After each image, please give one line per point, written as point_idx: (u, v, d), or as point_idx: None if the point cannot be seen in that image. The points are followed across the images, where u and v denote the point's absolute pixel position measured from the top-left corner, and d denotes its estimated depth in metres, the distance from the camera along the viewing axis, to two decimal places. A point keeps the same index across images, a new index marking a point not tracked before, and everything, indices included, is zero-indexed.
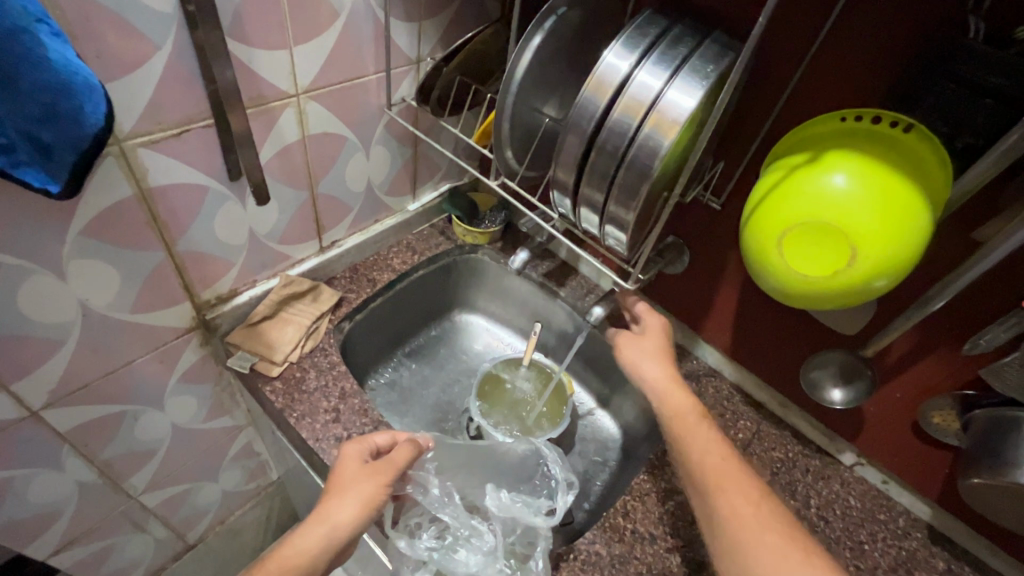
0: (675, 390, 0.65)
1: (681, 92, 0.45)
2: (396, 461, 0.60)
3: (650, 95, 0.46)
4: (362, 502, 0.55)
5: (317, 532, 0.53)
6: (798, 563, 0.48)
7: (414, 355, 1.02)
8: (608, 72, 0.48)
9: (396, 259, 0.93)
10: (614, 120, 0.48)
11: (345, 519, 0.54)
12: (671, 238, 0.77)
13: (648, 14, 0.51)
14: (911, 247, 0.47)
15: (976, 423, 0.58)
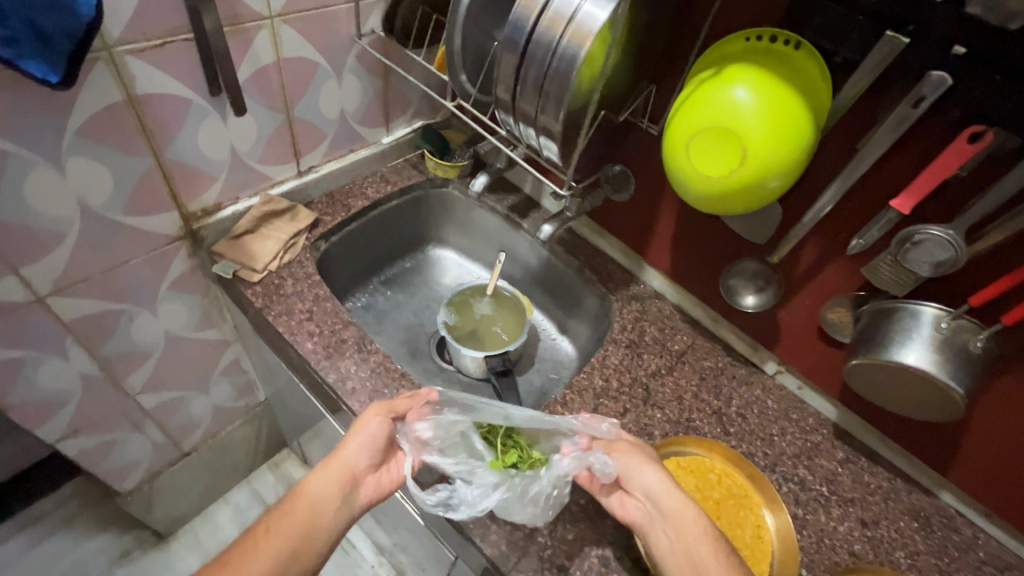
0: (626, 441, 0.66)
1: (595, 6, 0.52)
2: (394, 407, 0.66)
3: (569, 9, 0.53)
4: (367, 443, 0.64)
5: (325, 471, 0.62)
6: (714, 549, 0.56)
7: (390, 283, 1.10)
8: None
9: (370, 188, 1.00)
10: (539, 32, 0.55)
11: (350, 456, 0.63)
12: (619, 167, 0.85)
13: None
14: (794, 150, 0.55)
15: (861, 317, 0.67)
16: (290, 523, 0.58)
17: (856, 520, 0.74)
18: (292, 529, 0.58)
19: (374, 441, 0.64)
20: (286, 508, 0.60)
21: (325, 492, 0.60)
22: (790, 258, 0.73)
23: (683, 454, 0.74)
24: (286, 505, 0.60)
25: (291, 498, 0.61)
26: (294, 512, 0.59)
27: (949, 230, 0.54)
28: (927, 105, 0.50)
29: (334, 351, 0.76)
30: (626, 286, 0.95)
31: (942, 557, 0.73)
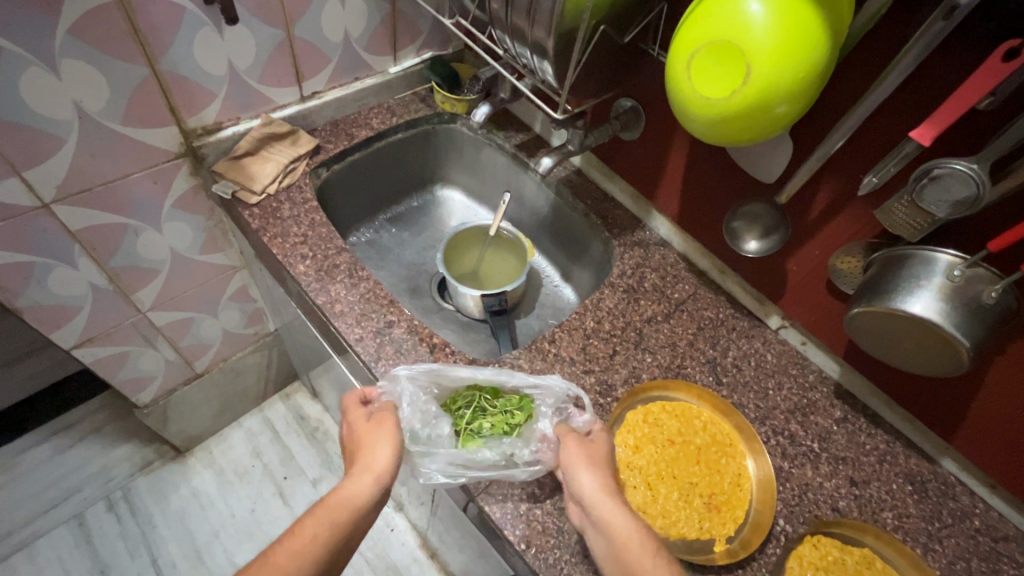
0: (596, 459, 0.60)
1: None
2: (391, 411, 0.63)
3: None
4: (393, 450, 0.60)
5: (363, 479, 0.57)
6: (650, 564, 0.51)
7: (394, 220, 1.09)
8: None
9: (375, 119, 0.98)
10: None
11: (385, 466, 0.58)
12: (628, 101, 0.81)
13: None
14: (805, 68, 0.50)
15: (871, 266, 0.62)
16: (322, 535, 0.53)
17: (845, 479, 0.72)
18: (327, 536, 0.53)
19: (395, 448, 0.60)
20: (320, 517, 0.53)
21: (359, 504, 0.55)
22: (800, 205, 0.68)
23: (668, 399, 0.73)
24: (319, 511, 0.54)
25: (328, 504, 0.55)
26: (331, 521, 0.53)
27: (973, 164, 0.49)
28: (961, 17, 0.44)
29: (326, 274, 0.77)
30: (631, 232, 0.92)
31: (934, 522, 0.70)
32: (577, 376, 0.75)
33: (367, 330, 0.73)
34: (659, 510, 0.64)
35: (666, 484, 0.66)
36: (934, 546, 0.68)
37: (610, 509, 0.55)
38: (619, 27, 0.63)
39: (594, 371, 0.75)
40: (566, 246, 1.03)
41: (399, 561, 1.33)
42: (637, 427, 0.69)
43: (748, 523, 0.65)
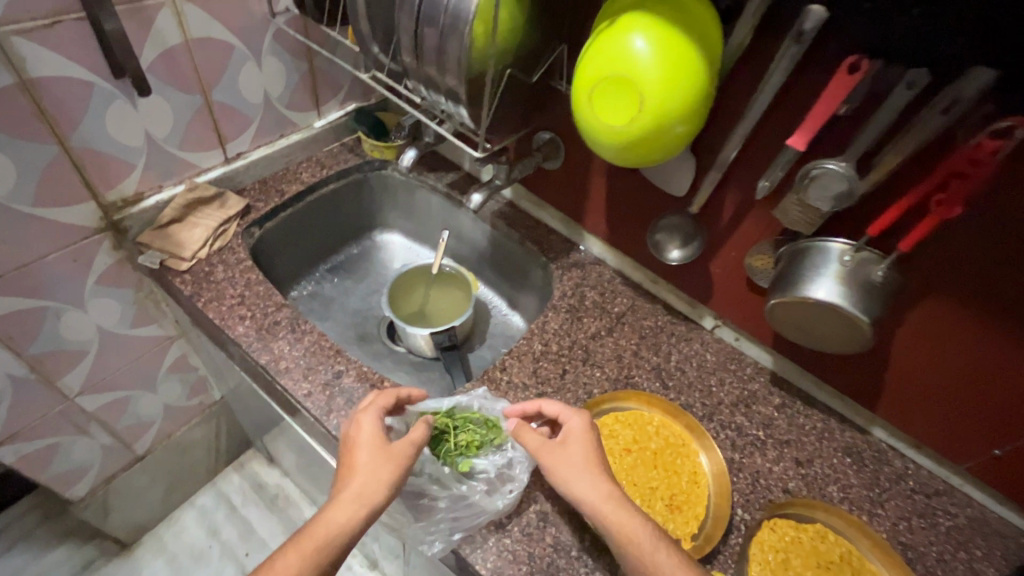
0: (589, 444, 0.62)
1: None
2: (416, 436, 0.61)
3: None
4: (387, 481, 0.57)
5: (350, 508, 0.54)
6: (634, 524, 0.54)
7: (337, 270, 1.09)
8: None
9: (305, 173, 0.99)
10: None
11: (375, 494, 0.56)
12: (547, 134, 0.86)
13: None
14: (690, 92, 0.56)
15: (779, 259, 0.68)
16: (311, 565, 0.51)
17: (791, 460, 0.76)
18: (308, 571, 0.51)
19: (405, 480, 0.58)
20: (305, 552, 0.51)
21: (345, 532, 0.53)
22: (711, 214, 0.74)
23: (621, 409, 0.76)
24: (303, 546, 0.52)
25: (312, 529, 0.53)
26: (315, 552, 0.52)
27: (844, 163, 0.55)
28: (810, 38, 0.51)
29: (267, 333, 0.76)
30: (567, 255, 0.96)
31: (874, 489, 0.75)
32: (532, 400, 0.76)
33: (316, 383, 0.72)
34: None
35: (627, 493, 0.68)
36: (877, 511, 0.73)
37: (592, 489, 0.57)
38: (525, 69, 0.67)
39: (548, 392, 0.77)
40: (509, 275, 1.06)
41: None
42: None
43: (709, 519, 0.68)
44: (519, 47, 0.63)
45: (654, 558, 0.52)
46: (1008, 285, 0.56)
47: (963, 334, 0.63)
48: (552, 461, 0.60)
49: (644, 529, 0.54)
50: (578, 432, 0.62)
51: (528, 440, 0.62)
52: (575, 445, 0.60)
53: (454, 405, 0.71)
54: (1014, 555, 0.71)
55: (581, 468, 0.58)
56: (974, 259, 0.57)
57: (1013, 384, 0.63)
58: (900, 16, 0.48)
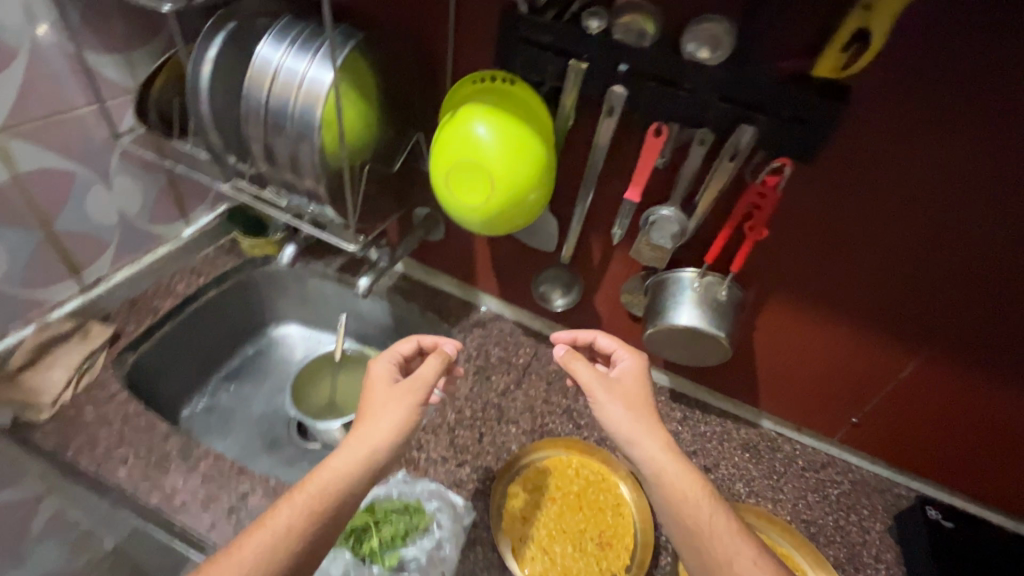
0: (638, 379, 0.65)
1: (316, 73, 0.59)
2: (426, 373, 0.63)
3: (295, 80, 0.60)
4: (396, 424, 0.59)
5: (353, 456, 0.56)
6: (688, 476, 0.57)
7: (232, 377, 1.03)
8: (262, 63, 0.61)
9: (180, 284, 0.95)
10: (274, 105, 0.61)
11: (381, 443, 0.58)
12: (424, 209, 0.89)
13: (290, 18, 0.63)
14: (534, 166, 0.63)
15: (647, 292, 0.76)
16: (310, 518, 0.52)
17: (700, 468, 0.83)
18: (308, 530, 0.51)
19: (413, 420, 0.60)
20: (297, 503, 0.52)
21: (345, 484, 0.54)
22: (583, 261, 0.81)
23: (540, 459, 0.79)
24: (298, 497, 0.53)
25: (311, 481, 0.54)
26: (310, 509, 0.52)
27: (673, 208, 0.65)
28: (620, 111, 0.61)
29: (154, 470, 0.70)
30: (466, 317, 0.99)
31: (772, 476, 0.84)
32: (453, 472, 0.77)
33: (219, 512, 0.67)
34: (559, 569, 0.68)
35: (559, 541, 0.70)
36: (778, 497, 0.82)
37: (644, 432, 0.60)
38: (384, 159, 0.71)
39: (468, 459, 0.78)
40: None
41: None
42: (519, 500, 0.73)
43: (639, 544, 0.71)
44: (373, 143, 0.67)
45: (701, 511, 0.55)
46: (849, 288, 0.67)
47: (799, 330, 0.74)
48: (605, 392, 0.62)
49: (698, 482, 0.57)
50: (630, 371, 0.65)
51: (579, 368, 0.64)
52: (628, 381, 0.64)
53: (373, 500, 0.70)
54: (892, 505, 0.82)
55: (632, 405, 0.62)
56: (815, 271, 0.67)
57: (845, 362, 0.75)
58: (676, 92, 0.57)
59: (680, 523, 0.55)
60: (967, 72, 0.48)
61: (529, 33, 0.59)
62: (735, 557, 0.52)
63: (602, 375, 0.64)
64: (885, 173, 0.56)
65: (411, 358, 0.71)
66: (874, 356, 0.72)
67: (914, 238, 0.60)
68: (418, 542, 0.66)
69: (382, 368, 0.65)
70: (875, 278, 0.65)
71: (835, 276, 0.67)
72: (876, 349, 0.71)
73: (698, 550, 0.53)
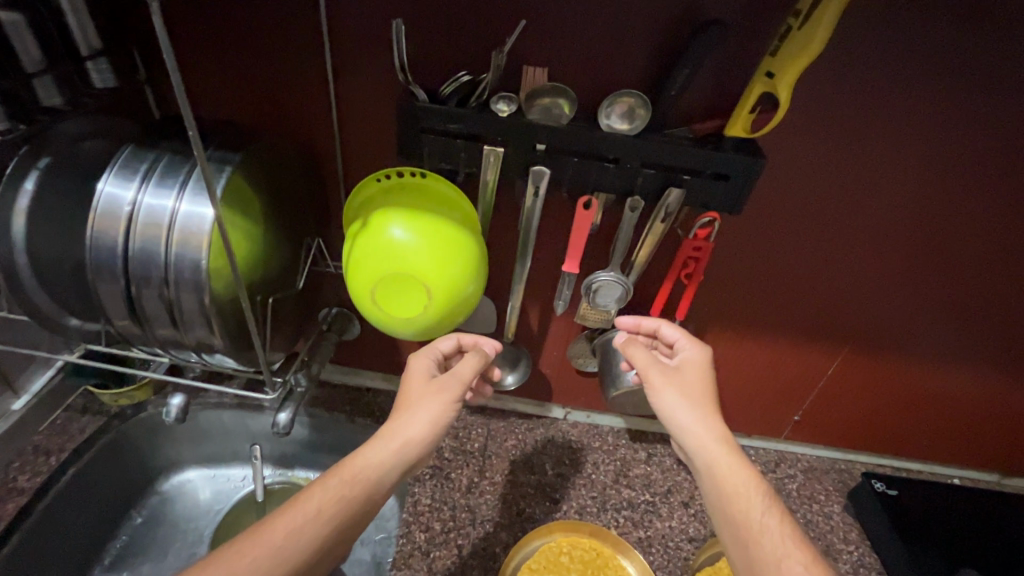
0: (703, 371, 0.61)
1: (191, 210, 0.48)
2: (466, 371, 0.61)
3: (162, 222, 0.48)
4: (433, 423, 0.58)
5: (386, 448, 0.55)
6: (744, 472, 0.53)
7: (120, 564, 0.81)
8: (110, 204, 0.49)
9: (24, 475, 0.75)
10: (137, 254, 0.49)
11: (416, 435, 0.57)
12: (336, 308, 0.79)
13: (133, 147, 0.51)
14: (470, 261, 0.57)
15: (596, 352, 0.77)
16: (340, 509, 0.51)
17: (680, 505, 0.83)
18: (334, 522, 0.50)
19: (447, 419, 0.59)
20: (331, 486, 0.51)
21: (378, 475, 0.54)
22: (524, 331, 0.78)
23: (530, 553, 0.73)
24: (330, 482, 0.52)
25: (345, 466, 0.53)
26: (342, 498, 0.51)
27: (613, 271, 0.64)
28: (545, 189, 0.57)
29: None
30: None
31: None
32: None
33: None
34: None
35: None
36: None
37: (700, 421, 0.56)
38: (284, 280, 0.61)
39: None
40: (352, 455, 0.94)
41: None
42: None
43: None
44: (271, 269, 0.57)
45: (751, 502, 0.52)
46: (786, 309, 0.71)
47: (742, 355, 0.78)
48: (662, 379, 0.59)
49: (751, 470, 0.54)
50: (692, 362, 0.61)
51: (636, 352, 0.61)
52: (690, 371, 0.60)
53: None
54: (842, 482, 0.89)
55: (691, 398, 0.58)
56: (753, 300, 0.70)
57: (784, 374, 0.80)
58: (603, 162, 0.55)
59: (726, 517, 0.51)
60: (842, 114, 0.54)
61: (436, 123, 0.53)
62: (785, 556, 0.48)
63: (660, 362, 0.62)
64: (804, 205, 0.61)
65: (450, 357, 0.68)
66: (807, 363, 0.78)
67: (835, 255, 0.65)
68: None
69: (422, 360, 0.64)
70: (806, 295, 0.69)
71: (772, 301, 0.70)
72: (808, 357, 0.77)
73: (742, 544, 0.49)
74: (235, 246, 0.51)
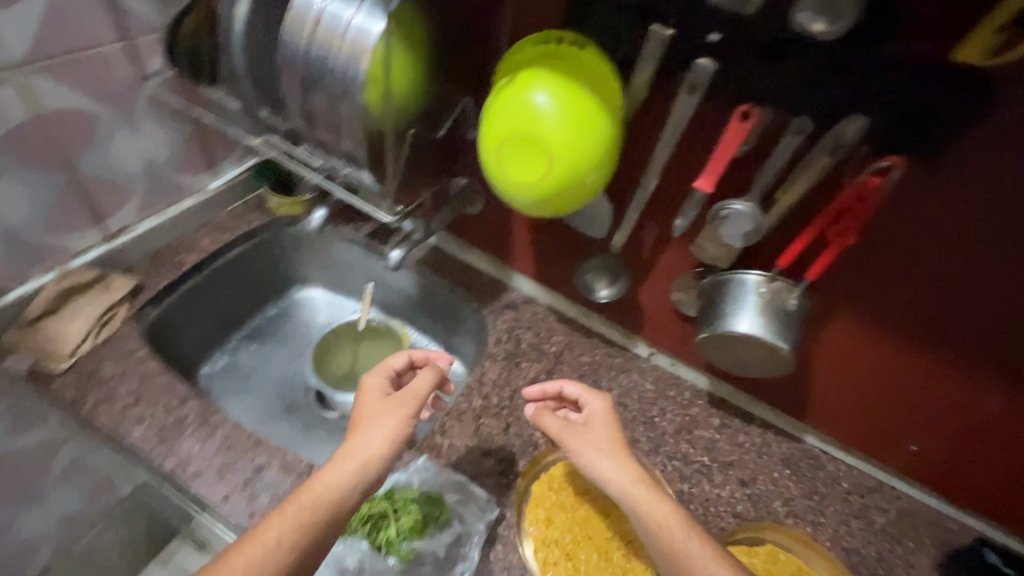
0: (619, 434, 0.62)
1: (365, 21, 0.53)
2: (421, 386, 0.63)
3: (341, 27, 0.54)
4: (393, 435, 0.59)
5: (345, 467, 0.56)
6: (696, 543, 0.54)
7: (253, 336, 1.00)
8: (303, 6, 0.55)
9: (204, 239, 0.91)
10: (317, 54, 0.55)
11: (373, 453, 0.57)
12: (462, 180, 0.83)
13: None
14: (600, 142, 0.56)
15: (701, 291, 0.70)
16: (307, 531, 0.52)
17: (736, 481, 0.78)
18: (301, 539, 0.51)
19: (405, 434, 0.60)
20: (292, 509, 0.52)
21: (337, 491, 0.54)
22: (634, 249, 0.75)
23: (570, 456, 0.74)
24: (296, 505, 0.53)
25: (304, 491, 0.54)
26: (308, 514, 0.52)
27: (748, 201, 0.58)
28: (702, 91, 0.53)
29: (170, 432, 0.68)
30: (498, 297, 0.94)
31: (813, 497, 0.78)
32: (476, 462, 0.73)
33: (233, 484, 0.64)
34: None
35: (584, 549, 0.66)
36: (818, 520, 0.76)
37: (635, 487, 0.57)
38: (430, 124, 0.65)
39: (493, 451, 0.74)
40: (441, 321, 1.02)
41: None
42: (545, 497, 0.69)
43: None
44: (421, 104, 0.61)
45: (673, 539, 0.54)
46: (938, 316, 0.60)
47: (863, 351, 0.68)
48: (574, 439, 0.61)
49: (667, 502, 0.57)
50: (599, 413, 0.64)
51: (546, 420, 0.63)
52: (603, 429, 0.62)
53: (392, 486, 0.68)
54: (941, 540, 0.76)
55: (607, 450, 0.60)
56: (899, 291, 0.60)
57: (917, 390, 0.67)
58: (768, 71, 0.51)
59: None
60: None
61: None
62: None
63: (571, 423, 0.63)
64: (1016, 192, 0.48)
65: (403, 373, 0.70)
66: (949, 386, 0.65)
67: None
68: (436, 537, 0.65)
69: (378, 375, 0.66)
70: (971, 309, 0.57)
71: (922, 300, 0.60)
72: (954, 380, 0.64)
73: None
74: (394, 65, 0.55)
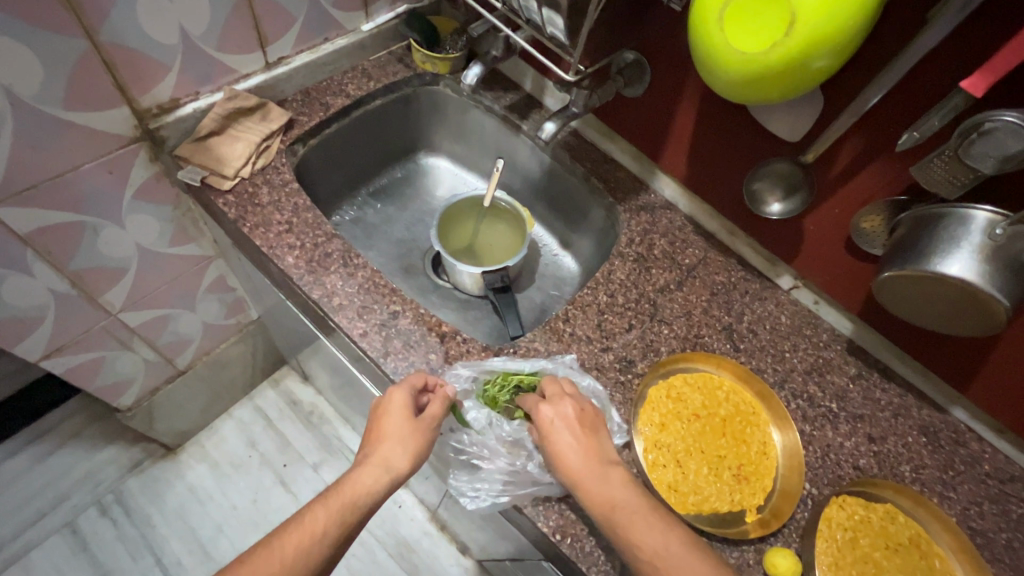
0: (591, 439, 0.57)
1: None
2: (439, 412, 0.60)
3: None
4: (411, 450, 0.58)
5: (371, 471, 0.55)
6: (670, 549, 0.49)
7: (379, 195, 1.01)
8: None
9: (351, 84, 0.89)
10: None
11: (401, 464, 0.57)
12: (633, 54, 0.75)
13: None
14: (855, 14, 0.45)
15: (900, 226, 0.60)
16: (343, 522, 0.52)
17: (864, 436, 0.72)
18: (335, 527, 0.52)
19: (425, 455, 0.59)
20: (330, 508, 0.52)
21: (369, 494, 0.54)
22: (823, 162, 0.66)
23: (689, 370, 0.72)
24: (330, 501, 0.53)
25: (334, 491, 0.54)
26: (342, 512, 0.53)
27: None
28: None
29: (318, 266, 0.71)
30: (635, 196, 0.87)
31: (947, 470, 0.71)
32: (596, 355, 0.72)
33: (371, 323, 0.68)
34: (691, 487, 0.64)
35: (695, 459, 0.65)
36: (949, 494, 0.69)
37: (602, 487, 0.53)
38: None
39: (613, 347, 0.73)
40: (564, 213, 0.97)
41: (410, 536, 1.29)
42: (661, 404, 0.68)
43: (776, 490, 0.65)
44: None
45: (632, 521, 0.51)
46: None
47: None
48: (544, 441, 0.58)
49: (623, 495, 0.53)
50: (567, 414, 0.59)
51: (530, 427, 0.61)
52: (560, 429, 0.57)
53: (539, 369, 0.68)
54: None
55: (568, 449, 0.56)
56: None
57: None
58: None
59: None
60: None
61: None
62: None
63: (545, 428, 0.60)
64: None
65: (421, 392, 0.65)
66: None
67: None
68: None
69: (391, 393, 0.60)
70: None
71: None
72: None
73: None
74: None
